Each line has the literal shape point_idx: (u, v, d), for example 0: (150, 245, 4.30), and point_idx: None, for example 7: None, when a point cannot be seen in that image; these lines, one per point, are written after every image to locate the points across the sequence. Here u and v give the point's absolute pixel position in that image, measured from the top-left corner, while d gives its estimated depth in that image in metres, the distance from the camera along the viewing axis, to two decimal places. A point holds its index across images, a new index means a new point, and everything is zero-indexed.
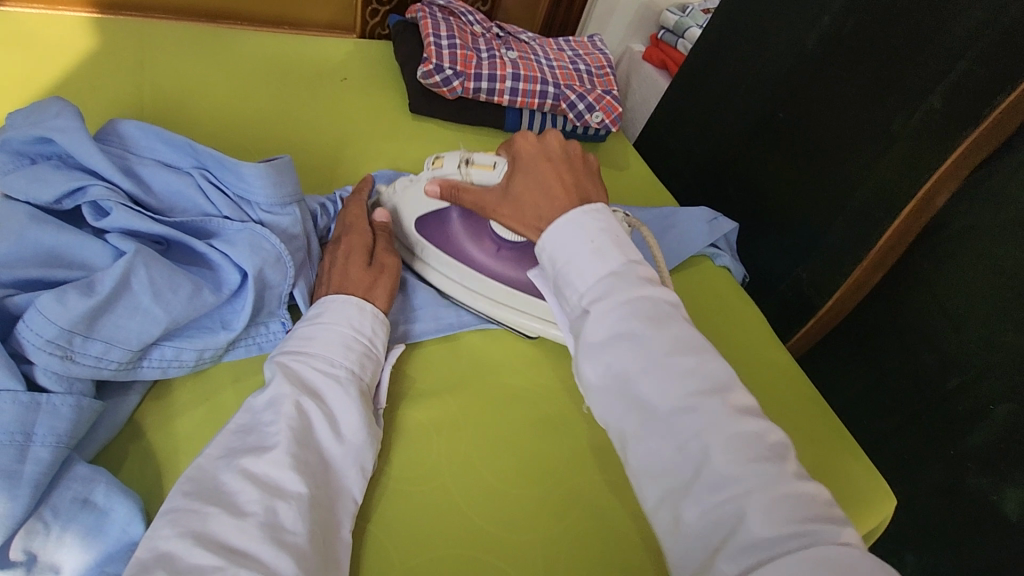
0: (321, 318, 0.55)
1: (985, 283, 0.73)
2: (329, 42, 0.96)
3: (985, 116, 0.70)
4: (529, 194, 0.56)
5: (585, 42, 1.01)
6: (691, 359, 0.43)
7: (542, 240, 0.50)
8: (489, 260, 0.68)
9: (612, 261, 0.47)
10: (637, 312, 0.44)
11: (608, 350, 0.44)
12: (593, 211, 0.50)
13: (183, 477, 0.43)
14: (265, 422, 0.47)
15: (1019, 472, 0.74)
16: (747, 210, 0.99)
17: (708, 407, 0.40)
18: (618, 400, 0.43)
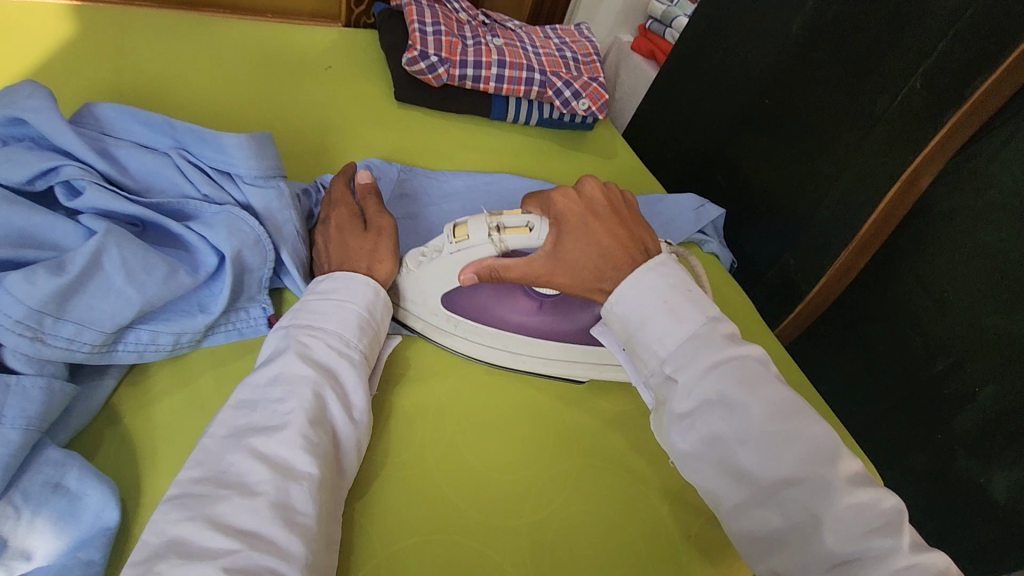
0: (332, 295, 0.54)
1: (971, 264, 0.73)
2: (314, 30, 0.95)
3: (967, 97, 0.70)
4: (587, 257, 0.55)
5: (573, 30, 1.00)
6: (781, 423, 0.45)
7: (611, 301, 0.53)
8: (529, 318, 0.64)
9: (692, 321, 0.50)
10: (725, 375, 0.47)
11: (698, 418, 0.47)
12: (664, 268, 0.53)
13: (190, 459, 0.43)
14: (275, 398, 0.46)
15: (1006, 453, 0.72)
16: (735, 197, 0.99)
17: (807, 475, 0.43)
18: (716, 469, 0.46)
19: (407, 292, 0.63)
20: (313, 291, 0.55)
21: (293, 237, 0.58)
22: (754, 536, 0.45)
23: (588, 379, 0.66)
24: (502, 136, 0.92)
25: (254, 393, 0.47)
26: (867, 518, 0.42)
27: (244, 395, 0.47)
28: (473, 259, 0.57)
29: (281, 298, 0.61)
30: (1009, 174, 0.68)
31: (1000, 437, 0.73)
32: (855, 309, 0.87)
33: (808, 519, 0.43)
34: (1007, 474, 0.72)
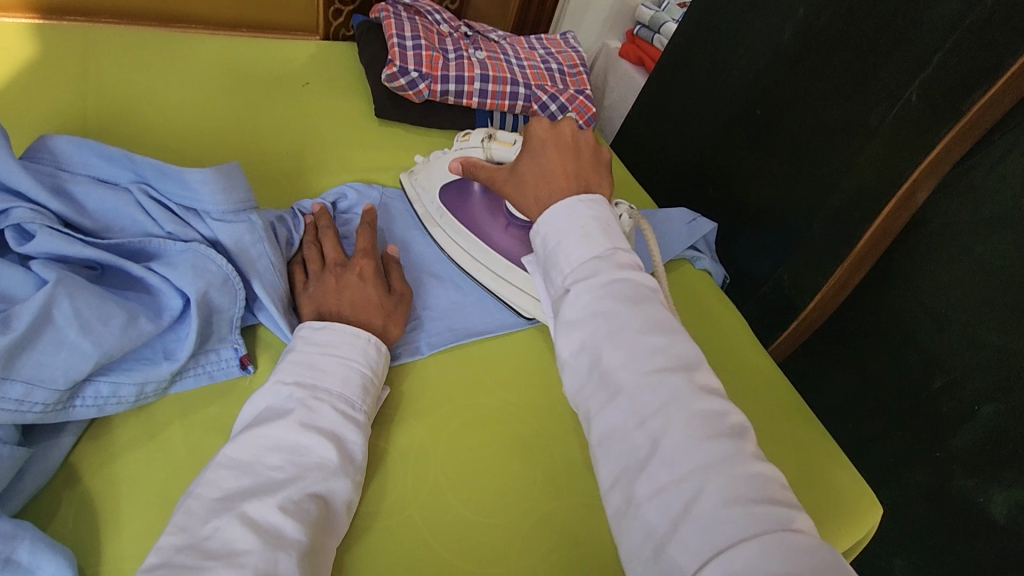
0: (335, 351, 0.52)
1: (968, 281, 0.72)
2: (290, 45, 0.92)
3: (963, 113, 0.67)
4: (532, 175, 0.58)
5: (558, 40, 0.98)
6: (659, 338, 0.42)
7: (537, 224, 0.52)
8: (500, 234, 0.72)
9: (598, 245, 0.48)
10: (615, 293, 0.44)
11: (582, 325, 0.44)
12: (591, 202, 0.51)
13: (172, 524, 0.41)
14: (271, 462, 0.45)
15: (1006, 473, 0.72)
16: (727, 210, 0.97)
17: (669, 384, 0.40)
18: (587, 375, 0.43)
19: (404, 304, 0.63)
20: (314, 342, 0.53)
21: (267, 271, 0.55)
22: (607, 443, 0.40)
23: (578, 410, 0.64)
24: None
25: (248, 453, 0.45)
26: (712, 424, 0.38)
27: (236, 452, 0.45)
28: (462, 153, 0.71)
29: (255, 336, 0.58)
30: (1007, 189, 0.67)
31: (1002, 457, 0.71)
32: (851, 324, 0.86)
33: (659, 425, 0.38)
34: (1004, 494, 0.73)
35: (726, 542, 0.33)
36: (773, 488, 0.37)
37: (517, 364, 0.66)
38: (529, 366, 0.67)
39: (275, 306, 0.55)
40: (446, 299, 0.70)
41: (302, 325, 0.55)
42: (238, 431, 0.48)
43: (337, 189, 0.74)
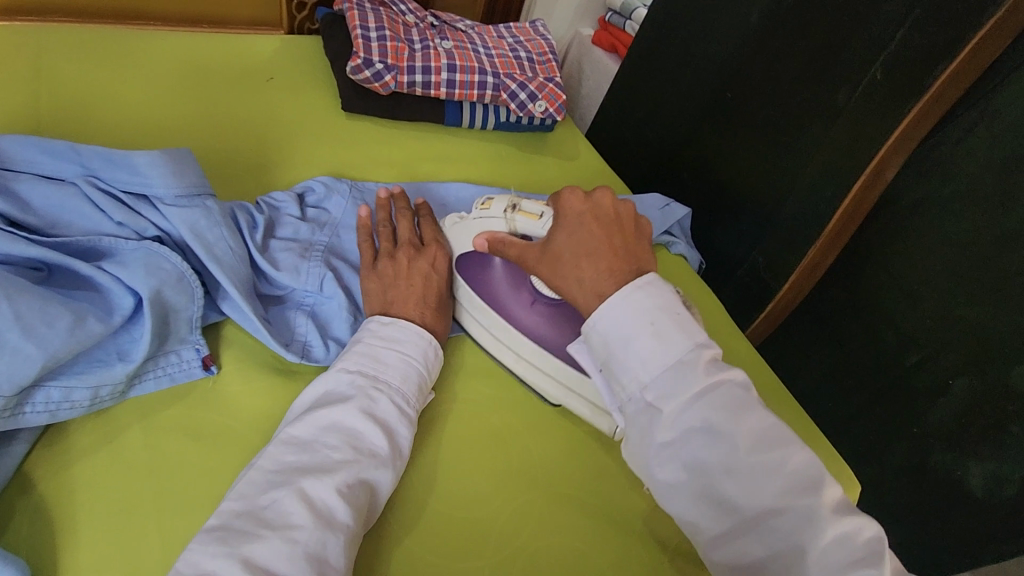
0: (398, 347, 0.54)
1: (940, 257, 0.72)
2: (253, 40, 0.90)
3: (928, 88, 0.68)
4: (574, 254, 0.51)
5: (527, 27, 0.97)
6: (770, 454, 0.41)
7: (592, 319, 0.47)
8: (523, 312, 0.63)
9: (679, 347, 0.44)
10: (713, 407, 0.41)
11: (685, 449, 0.42)
12: (648, 287, 0.47)
13: (235, 487, 0.43)
14: (330, 442, 0.46)
15: (982, 445, 0.73)
16: (701, 194, 0.96)
17: (794, 506, 0.40)
18: (699, 498, 0.42)
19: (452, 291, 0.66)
20: (379, 335, 0.54)
21: (226, 256, 0.55)
22: (735, 568, 0.41)
23: (553, 400, 0.64)
24: (457, 144, 0.88)
25: (309, 433, 0.47)
26: (849, 547, 0.39)
27: (298, 431, 0.47)
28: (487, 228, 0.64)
29: (218, 335, 0.56)
30: (973, 163, 0.68)
31: (976, 429, 0.73)
32: (826, 305, 0.86)
33: (791, 547, 0.39)
34: (980, 466, 0.74)
35: None
36: None
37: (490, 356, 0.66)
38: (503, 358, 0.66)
39: (235, 290, 0.54)
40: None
41: (370, 318, 0.57)
42: (300, 408, 0.50)
43: (305, 183, 0.72)
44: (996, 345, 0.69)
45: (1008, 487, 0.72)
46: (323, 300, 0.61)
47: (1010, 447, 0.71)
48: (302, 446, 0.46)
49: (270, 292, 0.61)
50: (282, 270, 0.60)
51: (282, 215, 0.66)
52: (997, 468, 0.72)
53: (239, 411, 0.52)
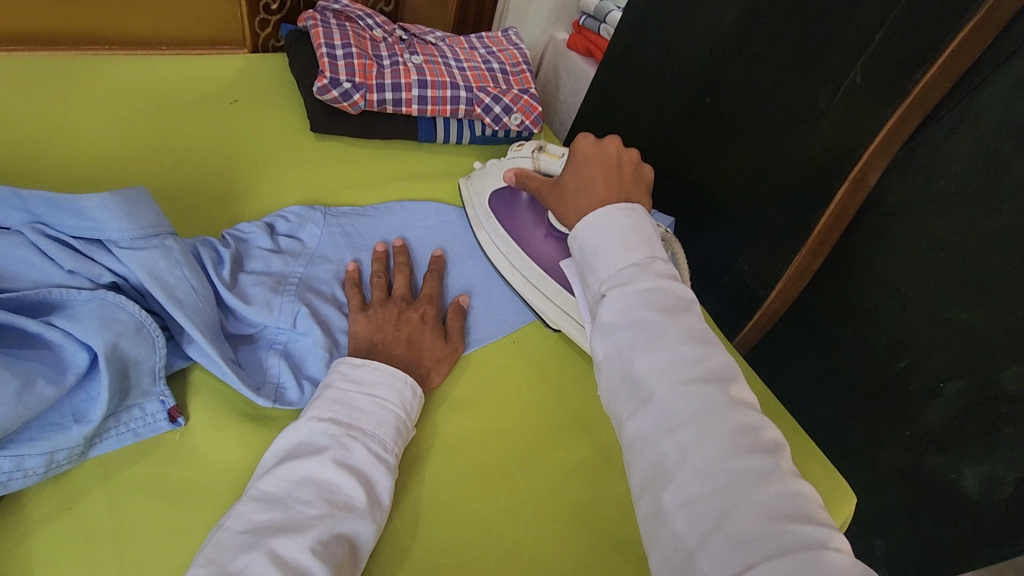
0: (372, 390, 0.52)
1: (928, 260, 0.72)
2: (216, 62, 0.87)
3: (908, 91, 0.66)
4: (572, 183, 0.61)
5: (500, 37, 0.94)
6: (697, 349, 0.43)
7: (573, 232, 0.53)
8: (537, 241, 0.72)
9: (635, 255, 0.49)
10: (650, 301, 0.45)
11: (618, 326, 0.45)
12: (628, 211, 0.52)
13: (200, 555, 0.40)
14: (304, 497, 0.44)
15: (977, 448, 0.72)
16: (684, 201, 0.95)
17: (701, 391, 0.40)
18: (619, 376, 0.44)
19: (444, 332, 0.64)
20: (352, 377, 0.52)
21: (188, 298, 0.52)
22: (640, 449, 0.41)
23: (540, 428, 0.62)
24: (433, 161, 0.86)
25: (280, 488, 0.44)
26: (748, 437, 0.39)
27: (269, 484, 0.45)
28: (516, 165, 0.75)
29: (185, 381, 0.54)
30: (956, 164, 0.67)
31: (969, 431, 0.72)
32: (814, 310, 0.85)
33: (695, 431, 0.39)
34: (975, 468, 0.73)
35: (761, 550, 0.34)
36: (807, 505, 0.37)
37: (474, 386, 0.63)
38: (488, 387, 0.64)
39: (202, 335, 0.51)
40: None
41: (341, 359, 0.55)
42: (269, 462, 0.47)
43: (276, 213, 0.69)
44: (986, 347, 0.68)
45: (1004, 489, 0.71)
46: (296, 336, 0.58)
47: (1004, 449, 0.70)
48: (273, 501, 0.44)
49: (239, 332, 0.57)
50: (252, 306, 0.57)
51: (250, 247, 0.63)
52: (992, 471, 0.71)
53: (208, 465, 0.50)
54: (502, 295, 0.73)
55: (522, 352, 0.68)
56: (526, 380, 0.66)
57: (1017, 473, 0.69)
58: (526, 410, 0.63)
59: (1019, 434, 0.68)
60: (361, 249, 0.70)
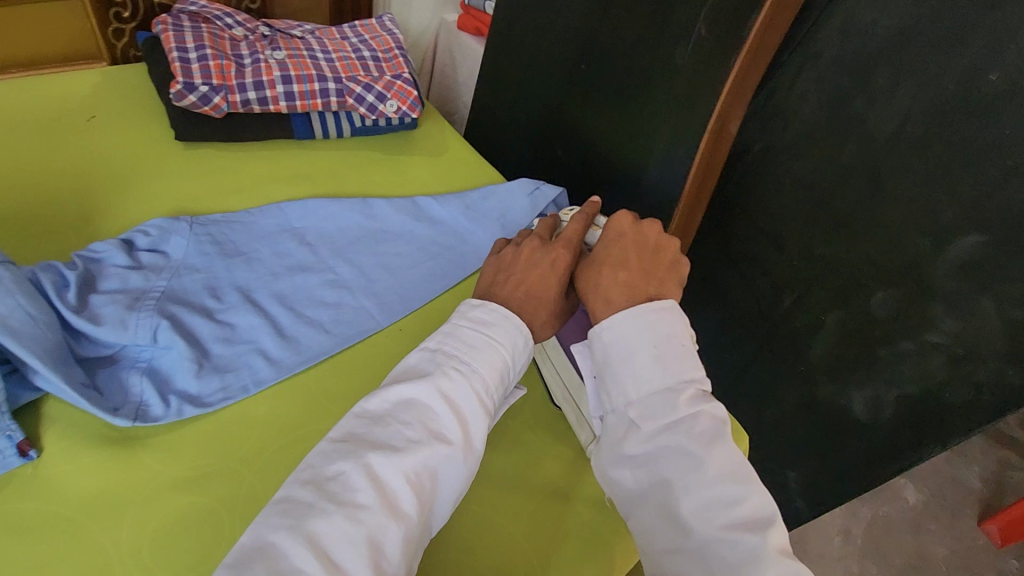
0: (486, 328, 0.53)
1: (799, 201, 0.74)
2: (70, 77, 0.83)
3: (745, 37, 0.66)
4: (601, 261, 0.57)
5: (373, 24, 0.93)
6: (733, 487, 0.45)
7: (595, 331, 0.54)
8: None
9: (669, 373, 0.50)
10: (688, 432, 0.47)
11: (656, 458, 0.48)
12: (663, 312, 0.53)
13: (304, 461, 0.45)
14: (404, 420, 0.47)
15: (859, 372, 0.76)
16: (575, 171, 0.93)
17: (744, 541, 0.43)
18: (654, 509, 0.47)
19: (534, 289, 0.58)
20: (469, 316, 0.54)
21: (25, 326, 0.50)
22: None
23: None
24: (311, 157, 0.84)
25: (383, 409, 0.48)
26: None
27: (375, 405, 0.48)
28: None
29: (37, 412, 0.52)
30: (807, 105, 0.70)
31: (851, 358, 0.76)
32: (709, 260, 0.88)
33: None
34: (861, 393, 0.77)
35: None
36: None
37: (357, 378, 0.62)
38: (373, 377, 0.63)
39: (42, 362, 0.49)
40: (250, 320, 0.62)
41: (466, 299, 0.57)
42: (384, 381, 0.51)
43: (135, 228, 0.66)
44: (855, 277, 0.72)
45: (887, 409, 0.75)
46: (160, 351, 0.57)
47: (881, 370, 0.74)
48: (374, 421, 0.47)
49: (96, 354, 0.56)
50: (104, 326, 0.55)
51: (104, 266, 0.60)
52: (876, 394, 0.76)
53: (67, 494, 0.48)
54: (388, 282, 0.71)
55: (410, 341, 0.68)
56: None
57: (895, 392, 0.74)
58: None
59: (891, 354, 0.73)
60: (240, 253, 0.69)
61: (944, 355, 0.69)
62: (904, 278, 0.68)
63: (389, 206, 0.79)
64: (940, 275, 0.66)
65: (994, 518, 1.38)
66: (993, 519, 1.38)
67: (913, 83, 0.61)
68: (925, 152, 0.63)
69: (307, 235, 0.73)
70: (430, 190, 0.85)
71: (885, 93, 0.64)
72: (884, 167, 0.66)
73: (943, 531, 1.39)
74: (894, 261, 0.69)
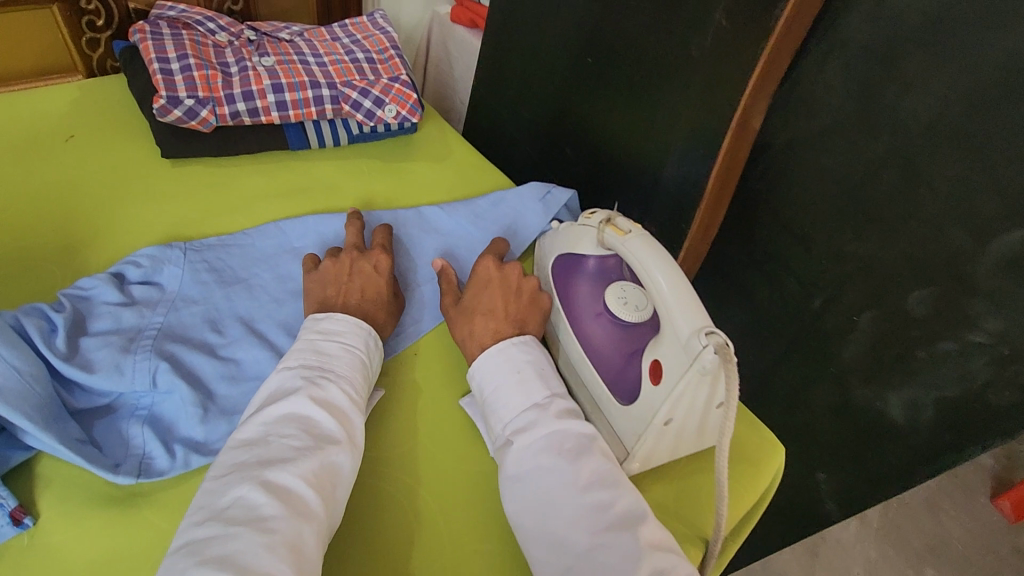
0: (339, 336, 0.55)
1: (829, 198, 0.70)
2: (43, 95, 0.77)
3: (772, 28, 0.63)
4: (472, 311, 0.59)
5: (365, 23, 0.87)
6: (601, 493, 0.45)
7: (471, 369, 0.56)
8: (588, 323, 0.62)
9: (535, 392, 0.52)
10: (556, 444, 0.48)
11: (528, 476, 0.47)
12: (523, 343, 0.56)
13: (193, 503, 0.42)
14: (287, 431, 0.46)
15: (896, 374, 0.73)
16: (583, 172, 0.89)
17: (619, 541, 0.43)
18: (535, 531, 0.45)
19: (500, 304, 0.59)
20: (317, 329, 0.55)
21: (10, 381, 0.45)
22: None
23: (453, 445, 0.57)
24: (307, 170, 0.79)
25: (261, 430, 0.46)
26: None
27: (250, 430, 0.47)
28: (584, 233, 0.65)
29: (32, 474, 0.48)
30: (834, 95, 0.66)
31: (887, 359, 0.73)
32: (731, 260, 0.84)
33: None
34: (898, 395, 0.74)
35: None
36: None
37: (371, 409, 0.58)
38: (391, 408, 0.59)
39: (32, 421, 0.45)
40: (257, 355, 0.58)
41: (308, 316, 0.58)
42: (247, 410, 0.49)
43: (124, 260, 0.61)
44: (890, 276, 0.68)
45: (926, 411, 0.72)
46: (161, 396, 0.53)
47: (920, 372, 0.71)
48: (254, 443, 0.46)
49: (90, 405, 0.51)
50: (97, 374, 0.50)
51: (94, 304, 0.56)
52: (913, 395, 0.72)
53: (70, 563, 0.44)
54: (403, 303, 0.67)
55: (425, 368, 0.63)
56: (434, 394, 0.61)
57: (935, 394, 0.71)
58: (437, 427, 0.58)
59: (931, 355, 0.69)
60: (240, 281, 0.64)
61: (987, 356, 0.66)
62: (943, 277, 0.64)
63: (395, 219, 0.74)
64: (983, 275, 0.62)
65: (1008, 493, 1.37)
66: (1005, 495, 1.37)
67: (952, 68, 0.57)
68: (966, 139, 0.58)
69: (310, 255, 0.68)
70: (434, 199, 0.80)
71: (920, 79, 0.59)
72: (921, 159, 0.61)
73: (958, 510, 1.38)
74: (931, 260, 0.65)
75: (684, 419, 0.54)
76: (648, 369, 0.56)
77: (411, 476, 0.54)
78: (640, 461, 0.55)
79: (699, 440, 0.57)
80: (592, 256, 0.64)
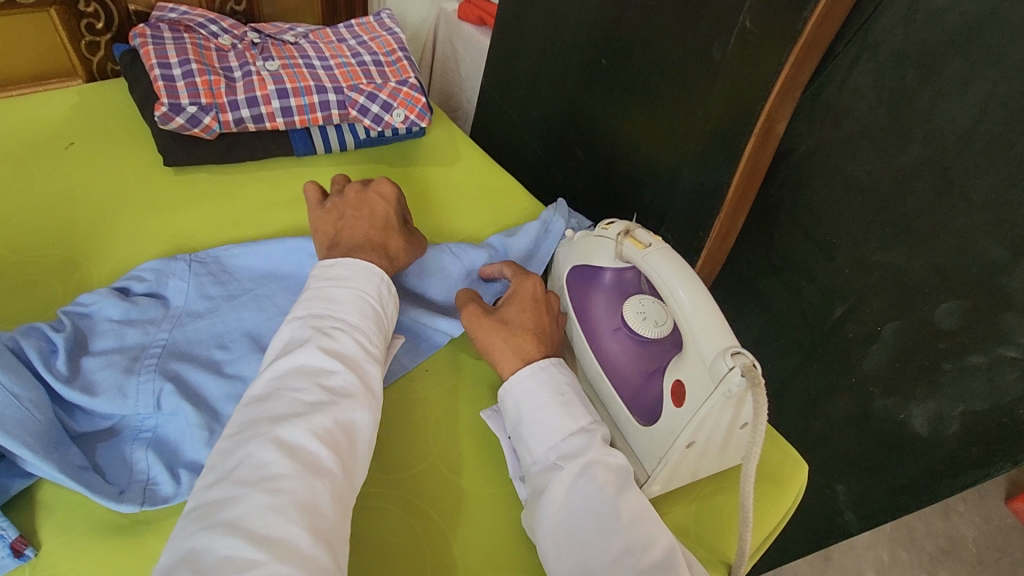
0: (347, 282, 0.53)
1: (854, 205, 0.68)
2: (43, 101, 0.75)
3: (800, 31, 0.59)
4: (519, 325, 0.56)
5: (371, 23, 0.85)
6: (643, 532, 0.44)
7: (507, 386, 0.53)
8: (605, 340, 0.61)
9: (579, 417, 0.50)
10: (603, 477, 0.46)
11: (574, 505, 0.46)
12: (559, 365, 0.54)
13: (207, 463, 0.41)
14: (297, 387, 0.45)
15: (921, 387, 0.71)
16: (596, 177, 0.86)
17: None
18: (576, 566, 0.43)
19: (546, 326, 0.58)
20: (327, 272, 0.54)
21: (8, 409, 0.44)
22: None
23: (467, 463, 0.55)
24: (314, 177, 0.76)
25: (274, 387, 0.45)
26: None
27: (262, 385, 0.45)
28: (599, 245, 0.64)
29: (35, 500, 0.46)
30: (862, 100, 0.63)
31: (910, 372, 0.71)
32: (751, 266, 0.82)
33: None
34: (921, 407, 0.72)
35: None
36: None
37: (381, 427, 0.56)
38: (402, 424, 0.57)
39: (32, 449, 0.43)
40: None
41: (319, 262, 0.57)
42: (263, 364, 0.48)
43: (129, 275, 0.59)
44: (917, 286, 0.66)
45: (952, 423, 0.70)
46: (166, 418, 0.51)
47: (944, 385, 0.69)
48: (265, 399, 0.44)
49: (93, 428, 0.50)
50: (101, 397, 0.49)
51: (95, 320, 0.54)
52: (938, 408, 0.70)
53: None
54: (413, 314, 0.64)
55: (437, 383, 0.61)
56: (448, 410, 0.59)
57: (960, 406, 0.68)
58: (450, 444, 0.56)
59: (958, 368, 0.67)
60: (246, 292, 0.62)
61: (1019, 370, 0.63)
62: (974, 288, 0.62)
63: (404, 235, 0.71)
64: (1017, 288, 0.59)
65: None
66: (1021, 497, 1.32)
67: (992, 73, 0.54)
68: (1005, 149, 0.55)
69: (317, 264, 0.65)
70: (443, 204, 0.78)
71: (955, 86, 0.57)
72: (955, 169, 0.59)
73: (970, 512, 1.33)
74: (959, 272, 0.62)
75: (707, 442, 0.52)
76: (669, 389, 0.54)
77: (424, 497, 0.52)
78: (661, 484, 0.53)
79: (721, 461, 0.55)
80: (607, 269, 0.63)
